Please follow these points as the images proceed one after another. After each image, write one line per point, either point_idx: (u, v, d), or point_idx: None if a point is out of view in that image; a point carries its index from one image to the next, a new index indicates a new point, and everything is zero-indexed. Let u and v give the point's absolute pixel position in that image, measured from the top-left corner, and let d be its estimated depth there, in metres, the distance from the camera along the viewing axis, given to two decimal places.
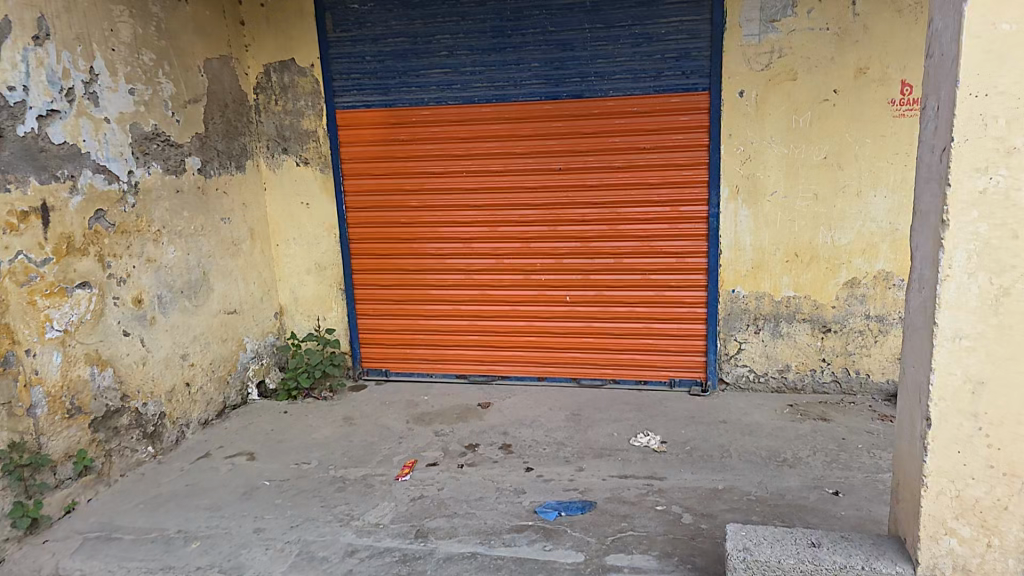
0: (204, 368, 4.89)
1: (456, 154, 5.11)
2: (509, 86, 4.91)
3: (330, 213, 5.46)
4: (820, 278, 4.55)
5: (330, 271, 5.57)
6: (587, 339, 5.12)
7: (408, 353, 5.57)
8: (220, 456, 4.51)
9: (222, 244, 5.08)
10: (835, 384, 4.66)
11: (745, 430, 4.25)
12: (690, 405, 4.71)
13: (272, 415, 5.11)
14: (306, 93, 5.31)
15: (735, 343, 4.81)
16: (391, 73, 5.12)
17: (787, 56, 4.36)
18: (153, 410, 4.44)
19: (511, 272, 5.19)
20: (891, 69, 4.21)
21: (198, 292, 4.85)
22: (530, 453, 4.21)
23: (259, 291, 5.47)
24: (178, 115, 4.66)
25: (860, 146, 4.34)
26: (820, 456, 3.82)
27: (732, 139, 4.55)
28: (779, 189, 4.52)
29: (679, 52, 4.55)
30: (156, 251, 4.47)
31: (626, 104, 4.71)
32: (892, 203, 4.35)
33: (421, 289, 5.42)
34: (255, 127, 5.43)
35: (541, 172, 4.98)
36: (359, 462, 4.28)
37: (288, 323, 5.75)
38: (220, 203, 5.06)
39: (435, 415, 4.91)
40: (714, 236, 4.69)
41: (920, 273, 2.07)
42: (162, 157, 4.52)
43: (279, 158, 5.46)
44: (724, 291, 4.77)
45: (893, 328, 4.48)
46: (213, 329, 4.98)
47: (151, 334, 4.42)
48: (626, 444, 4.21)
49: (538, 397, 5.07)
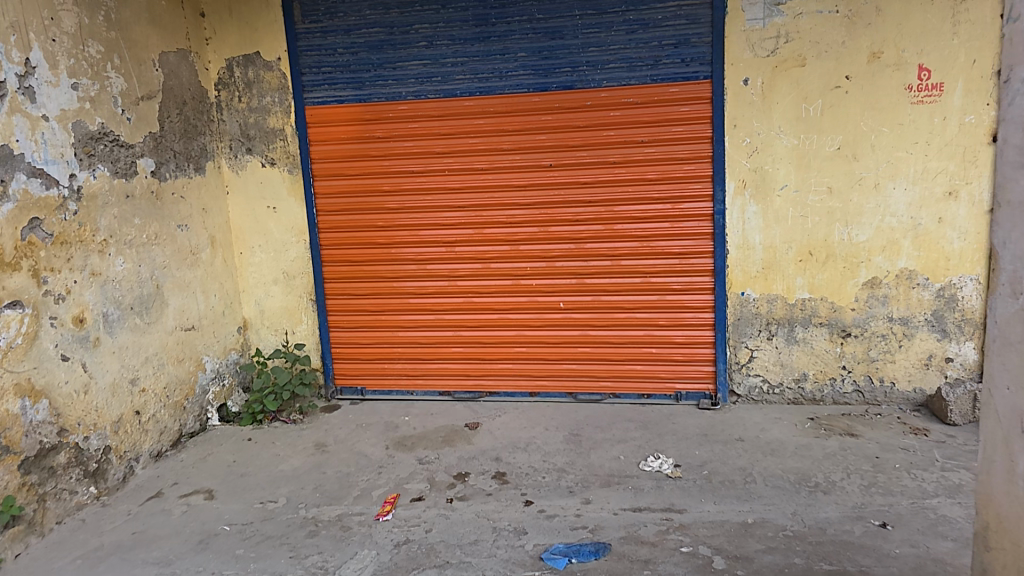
0: (157, 393, 4.34)
1: (437, 152, 4.70)
2: (493, 78, 4.53)
3: (299, 218, 4.98)
4: (837, 278, 4.19)
5: (299, 282, 5.07)
6: (584, 349, 4.68)
7: (387, 370, 5.06)
8: (173, 495, 3.94)
9: (179, 254, 4.56)
10: (857, 394, 4.28)
11: (766, 450, 3.86)
12: (700, 421, 4.29)
13: (235, 444, 4.56)
14: (273, 88, 4.86)
15: (747, 351, 4.41)
16: (365, 65, 4.70)
17: (794, 41, 4.05)
18: (96, 444, 3.86)
19: (499, 278, 4.75)
20: (907, 52, 3.92)
21: (151, 307, 4.31)
22: (528, 483, 3.74)
23: (220, 305, 4.95)
24: (129, 113, 4.17)
25: (876, 134, 4.02)
26: (856, 479, 3.48)
27: (737, 130, 4.21)
28: (789, 183, 4.18)
29: (678, 38, 4.21)
30: (102, 264, 3.94)
31: (620, 95, 4.35)
32: (914, 195, 4.02)
33: (400, 300, 4.94)
34: (216, 126, 4.96)
35: (530, 169, 4.58)
36: (334, 499, 3.76)
37: (252, 339, 5.22)
38: (176, 209, 4.55)
39: (418, 440, 4.40)
40: (720, 234, 4.32)
41: (1014, 272, 1.76)
42: (110, 159, 4.02)
43: (243, 158, 4.98)
44: (733, 294, 4.38)
45: (919, 331, 4.13)
46: (168, 348, 4.44)
47: (95, 358, 3.87)
48: (635, 470, 3.78)
49: (531, 415, 4.60)
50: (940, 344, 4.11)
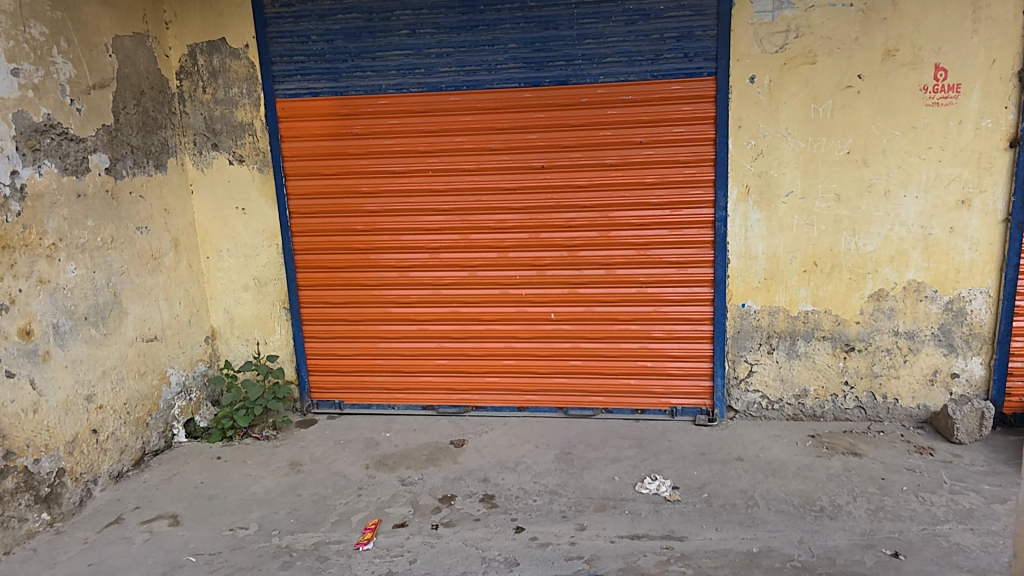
0: (117, 410, 4.00)
1: (420, 150, 4.37)
2: (481, 71, 4.19)
3: (270, 220, 4.63)
4: (842, 291, 3.99)
5: (272, 288, 4.74)
6: (575, 362, 4.45)
7: (367, 382, 4.77)
8: (134, 521, 3.63)
9: (139, 258, 4.20)
10: (859, 411, 4.11)
11: (767, 470, 3.68)
12: (697, 438, 4.09)
13: (202, 463, 4.25)
14: (240, 78, 4.47)
15: (746, 365, 4.21)
16: (342, 54, 4.32)
17: (805, 36, 3.78)
18: (48, 467, 3.53)
19: (486, 286, 4.47)
20: (924, 51, 3.68)
21: (108, 317, 3.95)
22: (518, 508, 3.51)
23: (186, 313, 4.60)
24: (79, 103, 3.76)
25: (888, 139, 3.79)
26: (862, 502, 3.31)
27: (742, 131, 3.95)
28: (795, 189, 3.95)
29: (681, 32, 3.91)
30: (50, 270, 3.57)
31: (618, 92, 4.06)
32: (925, 204, 3.81)
33: (381, 308, 4.64)
34: (178, 119, 4.55)
35: (520, 170, 4.28)
36: (310, 525, 3.49)
37: (222, 349, 4.89)
38: (135, 209, 4.17)
39: (400, 458, 4.15)
40: (721, 243, 4.08)
41: None
42: (58, 153, 3.62)
43: (209, 155, 4.60)
44: (733, 305, 4.16)
45: (925, 346, 3.95)
46: (128, 360, 4.09)
47: (45, 373, 3.52)
48: (631, 493, 3.57)
49: (519, 431, 4.36)
50: (947, 359, 3.94)
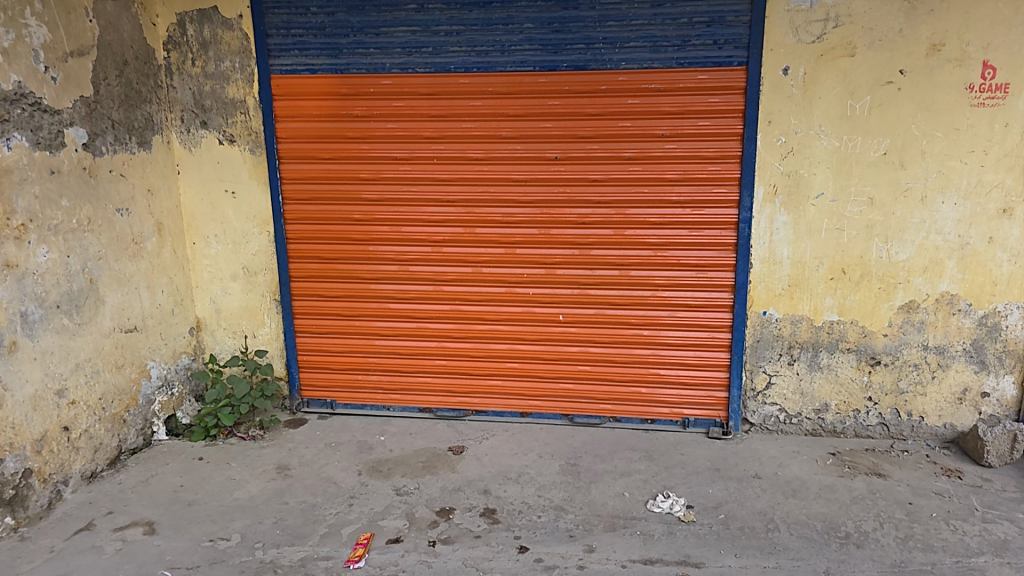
0: (91, 405, 3.70)
1: (425, 136, 4.07)
2: (494, 52, 3.89)
3: (262, 206, 4.32)
4: (871, 300, 3.76)
5: (262, 278, 4.44)
6: (583, 367, 4.20)
7: (362, 382, 4.50)
8: (107, 528, 3.33)
9: (119, 242, 3.88)
10: (882, 428, 3.90)
11: (787, 490, 3.45)
12: (711, 452, 3.86)
13: (183, 463, 3.97)
14: (233, 51, 4.14)
15: (764, 376, 3.98)
16: (343, 29, 4.00)
17: (844, 26, 3.51)
18: (13, 468, 3.23)
19: (491, 284, 4.20)
20: (972, 47, 3.42)
21: (83, 306, 3.64)
22: (521, 524, 3.26)
23: (169, 302, 4.29)
24: (54, 71, 3.42)
25: (928, 140, 3.54)
26: (890, 529, 3.10)
27: (772, 127, 3.68)
28: (826, 191, 3.70)
29: (711, 16, 3.63)
30: (18, 254, 3.25)
31: (641, 79, 3.78)
32: (964, 211, 3.58)
33: (378, 303, 4.36)
34: (165, 93, 4.22)
35: (532, 161, 4.00)
36: (297, 538, 3.22)
37: (207, 341, 4.59)
38: (115, 189, 3.85)
39: (395, 464, 3.89)
40: (744, 246, 3.83)
41: None
42: (29, 126, 3.29)
43: (197, 133, 4.27)
44: (754, 313, 3.92)
45: (955, 362, 3.74)
46: (103, 353, 3.78)
47: (11, 366, 3.21)
48: (642, 511, 3.33)
49: (522, 439, 4.12)
50: (977, 377, 3.73)
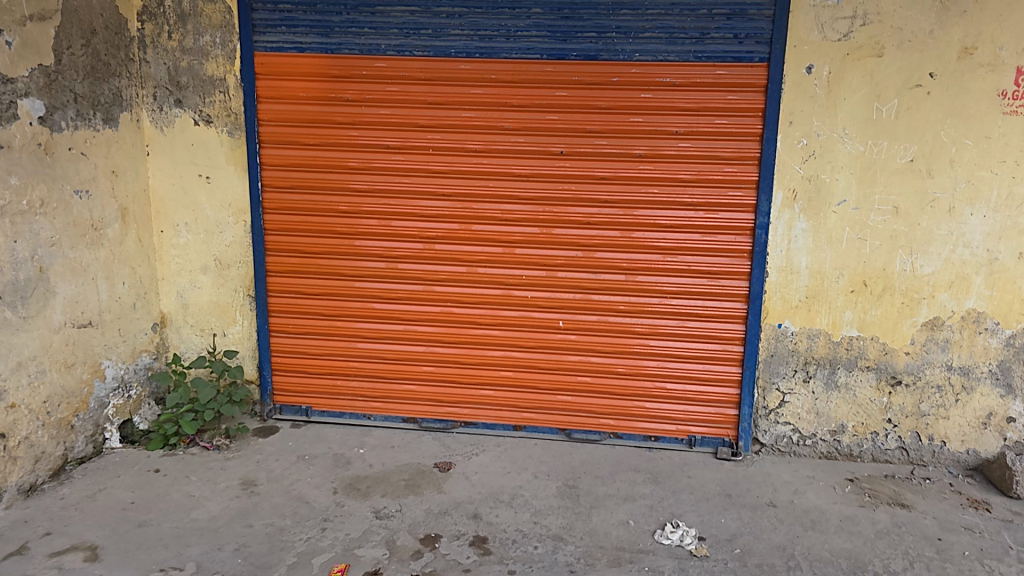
0: (34, 410, 3.27)
1: (420, 124, 3.77)
2: (498, 37, 3.61)
3: (238, 194, 3.96)
4: (893, 316, 3.53)
5: (235, 272, 4.07)
6: (583, 379, 3.89)
7: (341, 388, 4.12)
8: (42, 553, 2.90)
9: (75, 228, 3.49)
10: (901, 453, 3.64)
11: (805, 522, 3.16)
12: (720, 476, 3.57)
13: (138, 475, 3.55)
14: (214, 25, 3.80)
15: (777, 394, 3.72)
16: (336, 6, 3.70)
17: (872, 24, 3.31)
18: None
19: (487, 286, 3.89)
20: (1005, 51, 3.24)
21: (30, 298, 3.24)
22: (516, 557, 2.91)
23: (131, 295, 3.88)
24: (10, 35, 3.04)
25: (958, 148, 3.34)
26: (922, 570, 2.82)
27: (793, 127, 3.45)
28: (848, 198, 3.47)
29: (732, 8, 3.40)
30: None
31: (654, 72, 3.53)
32: (993, 224, 3.37)
33: (362, 304, 4.01)
34: (137, 67, 3.85)
35: (535, 155, 3.71)
36: (260, 569, 2.83)
37: (171, 340, 4.18)
38: (74, 168, 3.46)
39: (375, 482, 3.52)
40: (760, 254, 3.58)
41: None
42: None
43: (170, 112, 3.91)
44: (768, 326, 3.66)
45: (980, 384, 3.51)
46: (51, 351, 3.37)
47: None
48: (650, 543, 3.01)
49: (515, 456, 3.78)
50: (1003, 402, 3.51)
